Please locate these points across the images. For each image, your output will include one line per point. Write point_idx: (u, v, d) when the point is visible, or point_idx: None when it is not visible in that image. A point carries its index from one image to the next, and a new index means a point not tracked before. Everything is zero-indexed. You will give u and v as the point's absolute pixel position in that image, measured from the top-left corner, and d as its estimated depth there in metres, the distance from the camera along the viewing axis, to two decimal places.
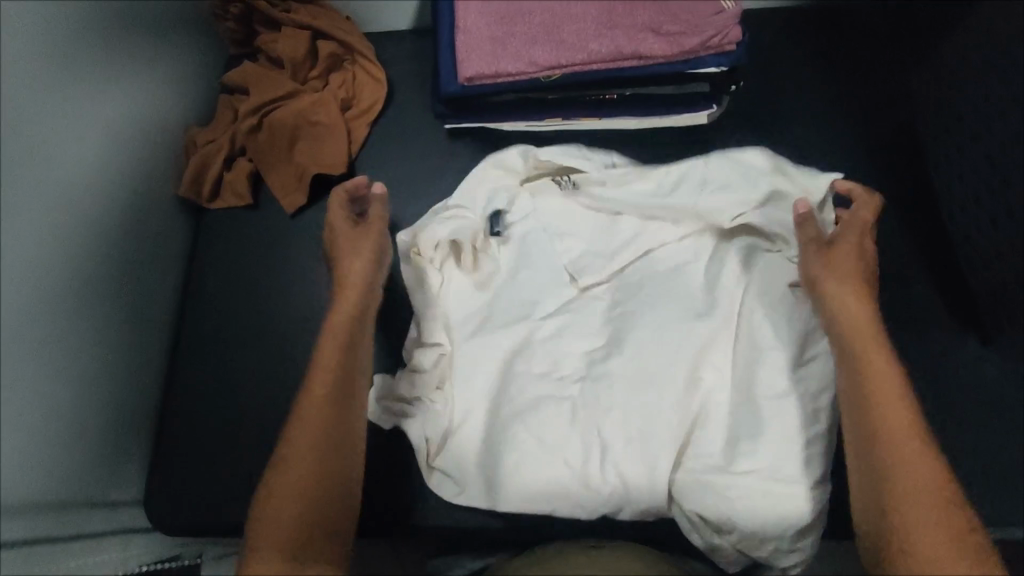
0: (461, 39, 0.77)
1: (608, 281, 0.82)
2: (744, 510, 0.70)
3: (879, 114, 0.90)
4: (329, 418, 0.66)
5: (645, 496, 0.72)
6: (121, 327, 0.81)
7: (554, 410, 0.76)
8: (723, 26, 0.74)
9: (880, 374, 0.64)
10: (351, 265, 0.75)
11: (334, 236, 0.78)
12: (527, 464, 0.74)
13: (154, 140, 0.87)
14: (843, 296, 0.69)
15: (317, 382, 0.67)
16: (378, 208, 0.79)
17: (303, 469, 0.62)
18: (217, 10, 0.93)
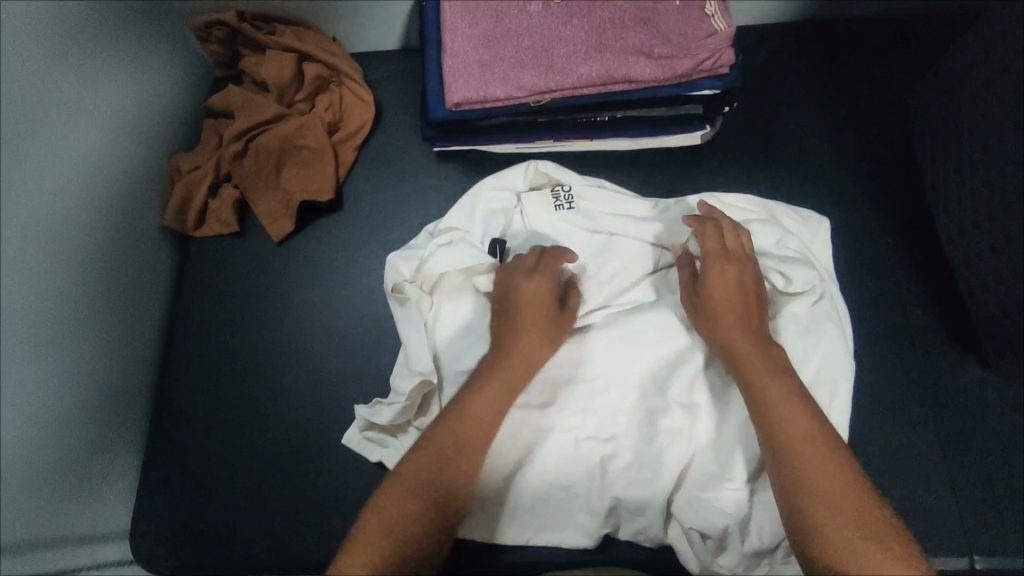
0: (448, 63, 0.75)
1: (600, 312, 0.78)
2: (743, 538, 0.71)
3: (874, 131, 0.90)
4: (460, 454, 0.64)
5: (645, 524, 0.73)
6: (106, 360, 0.79)
7: (550, 441, 0.75)
8: (715, 49, 0.72)
9: (769, 386, 0.64)
10: (539, 340, 0.71)
11: (527, 306, 0.73)
12: (526, 493, 0.75)
13: (138, 167, 0.85)
14: (721, 319, 0.69)
15: (463, 417, 0.65)
16: (575, 296, 0.77)
17: (422, 480, 0.61)
18: (200, 33, 0.91)
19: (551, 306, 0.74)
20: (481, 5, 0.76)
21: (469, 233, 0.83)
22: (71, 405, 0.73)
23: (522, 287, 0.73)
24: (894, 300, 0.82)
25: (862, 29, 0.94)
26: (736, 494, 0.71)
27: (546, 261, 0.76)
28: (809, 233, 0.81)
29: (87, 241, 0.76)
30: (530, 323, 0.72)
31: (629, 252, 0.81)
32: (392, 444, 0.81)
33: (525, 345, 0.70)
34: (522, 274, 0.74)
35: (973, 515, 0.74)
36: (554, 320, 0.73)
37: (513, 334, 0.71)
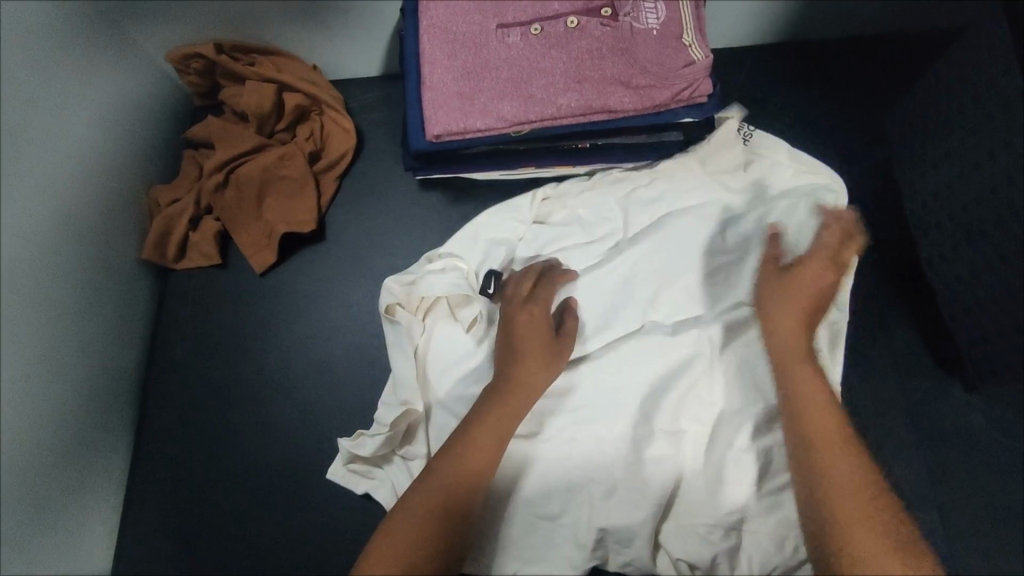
0: (428, 95, 0.75)
1: (603, 341, 0.77)
2: (732, 568, 0.72)
3: (850, 154, 0.91)
4: (460, 488, 0.63)
5: (633, 552, 0.72)
6: (84, 398, 0.78)
7: (541, 472, 0.74)
8: (693, 79, 0.72)
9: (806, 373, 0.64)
10: (535, 371, 0.70)
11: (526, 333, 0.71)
12: (513, 526, 0.74)
13: (116, 201, 0.84)
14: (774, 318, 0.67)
15: (474, 445, 0.65)
16: (572, 322, 0.74)
17: (431, 502, 0.61)
18: (177, 65, 0.90)
19: (548, 332, 0.72)
20: (459, 37, 0.76)
21: (469, 260, 0.82)
22: (52, 449, 0.72)
23: (517, 317, 0.73)
24: (876, 324, 0.84)
25: (838, 51, 0.95)
26: (724, 524, 0.72)
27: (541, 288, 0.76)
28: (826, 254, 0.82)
29: (65, 281, 0.75)
30: (524, 347, 0.71)
31: (612, 276, 0.80)
32: (379, 474, 0.80)
33: (522, 371, 0.69)
34: (517, 304, 0.74)
35: (954, 531, 0.77)
36: (551, 343, 0.72)
37: (508, 361, 0.70)
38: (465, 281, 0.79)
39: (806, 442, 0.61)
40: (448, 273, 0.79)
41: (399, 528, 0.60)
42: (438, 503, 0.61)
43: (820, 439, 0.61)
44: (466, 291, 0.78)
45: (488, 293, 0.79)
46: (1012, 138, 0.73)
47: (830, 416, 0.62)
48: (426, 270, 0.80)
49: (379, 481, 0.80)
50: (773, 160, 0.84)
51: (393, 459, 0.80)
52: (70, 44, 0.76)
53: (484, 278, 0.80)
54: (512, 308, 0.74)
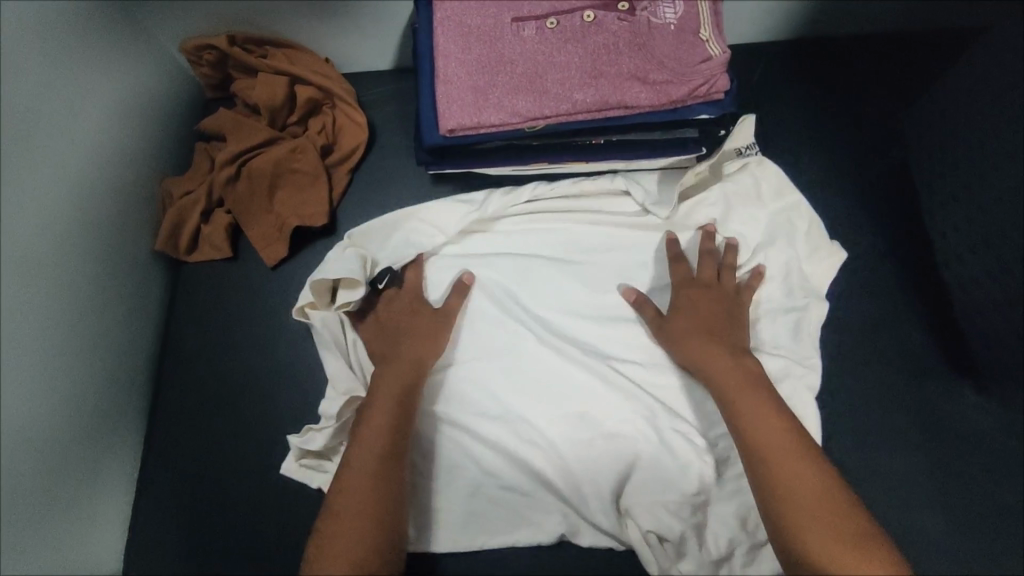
0: (442, 89, 0.74)
1: (556, 334, 0.82)
2: (700, 545, 0.74)
3: (867, 152, 0.90)
4: (379, 472, 0.68)
5: (592, 523, 0.75)
6: (97, 387, 0.78)
7: (501, 449, 0.78)
8: (711, 75, 0.71)
9: (748, 394, 0.70)
10: (415, 344, 0.78)
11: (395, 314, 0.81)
12: (477, 498, 0.77)
13: (129, 192, 0.84)
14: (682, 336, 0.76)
15: (371, 426, 0.71)
16: (458, 299, 0.81)
17: (359, 492, 0.67)
18: (190, 56, 0.90)
19: (427, 308, 0.81)
20: (474, 31, 0.75)
21: (371, 250, 0.84)
22: (63, 442, 0.73)
23: (394, 308, 0.81)
24: (891, 327, 0.83)
25: (857, 47, 0.94)
26: (689, 502, 0.75)
27: (411, 272, 0.83)
28: (812, 245, 0.84)
29: (75, 275, 0.75)
30: (409, 329, 0.79)
31: (549, 267, 0.85)
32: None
33: (411, 347, 0.77)
34: (389, 299, 0.82)
35: (967, 536, 0.76)
36: (434, 321, 0.80)
37: (400, 342, 0.78)
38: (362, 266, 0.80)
39: (763, 457, 0.66)
40: (346, 257, 0.80)
41: (340, 519, 0.65)
42: (366, 489, 0.67)
43: (778, 453, 0.65)
44: (356, 276, 0.78)
45: (379, 288, 0.83)
46: None
47: (776, 433, 0.67)
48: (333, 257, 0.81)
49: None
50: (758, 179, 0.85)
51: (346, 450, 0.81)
52: (83, 35, 0.76)
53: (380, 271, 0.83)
54: (386, 307, 0.81)
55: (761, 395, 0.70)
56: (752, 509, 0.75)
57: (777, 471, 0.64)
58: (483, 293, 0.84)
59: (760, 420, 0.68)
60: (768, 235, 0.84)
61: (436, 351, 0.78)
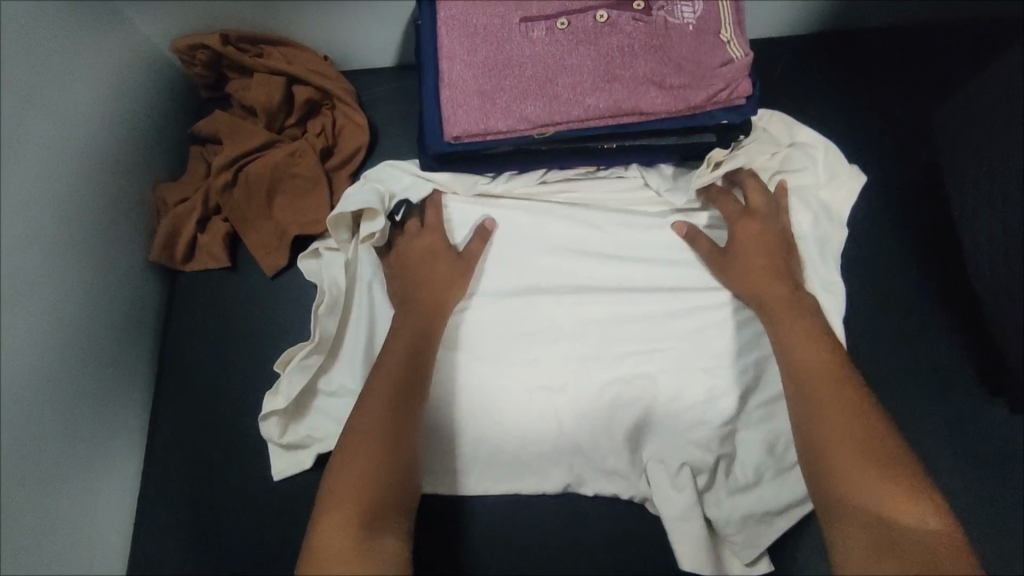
0: (447, 93, 0.70)
1: (576, 282, 0.79)
2: (727, 474, 0.74)
3: (894, 150, 0.86)
4: (396, 408, 0.66)
5: (607, 468, 0.75)
6: (94, 398, 0.76)
7: (525, 396, 0.75)
8: (731, 79, 0.67)
9: (796, 329, 0.70)
10: (437, 287, 0.75)
11: (412, 248, 0.77)
12: (482, 451, 0.75)
13: (122, 198, 0.80)
14: (745, 275, 0.74)
15: (388, 363, 0.69)
16: (479, 244, 0.78)
17: (375, 425, 0.64)
18: (182, 56, 0.86)
19: (448, 250, 0.77)
20: (480, 31, 0.71)
21: (389, 185, 0.80)
22: (55, 462, 0.70)
23: (416, 246, 0.77)
24: (920, 338, 0.79)
25: (882, 42, 0.89)
26: (719, 434, 0.73)
27: (431, 215, 0.79)
28: (829, 166, 0.81)
29: (64, 287, 0.71)
30: (428, 269, 0.76)
31: (573, 221, 0.81)
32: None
33: (435, 289, 0.75)
34: (411, 235, 0.78)
35: (1000, 559, 0.72)
36: (453, 267, 0.76)
37: (419, 282, 0.75)
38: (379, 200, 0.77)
39: (802, 386, 0.66)
40: (365, 191, 0.78)
41: (348, 458, 0.62)
42: (381, 423, 0.64)
43: (818, 376, 0.66)
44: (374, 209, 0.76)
45: (397, 221, 0.80)
46: None
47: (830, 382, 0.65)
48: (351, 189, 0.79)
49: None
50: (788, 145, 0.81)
51: (320, 416, 0.79)
52: (71, 36, 0.73)
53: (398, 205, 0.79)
54: (407, 241, 0.78)
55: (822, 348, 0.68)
56: (780, 435, 0.74)
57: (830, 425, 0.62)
58: (504, 240, 0.80)
59: (822, 379, 0.66)
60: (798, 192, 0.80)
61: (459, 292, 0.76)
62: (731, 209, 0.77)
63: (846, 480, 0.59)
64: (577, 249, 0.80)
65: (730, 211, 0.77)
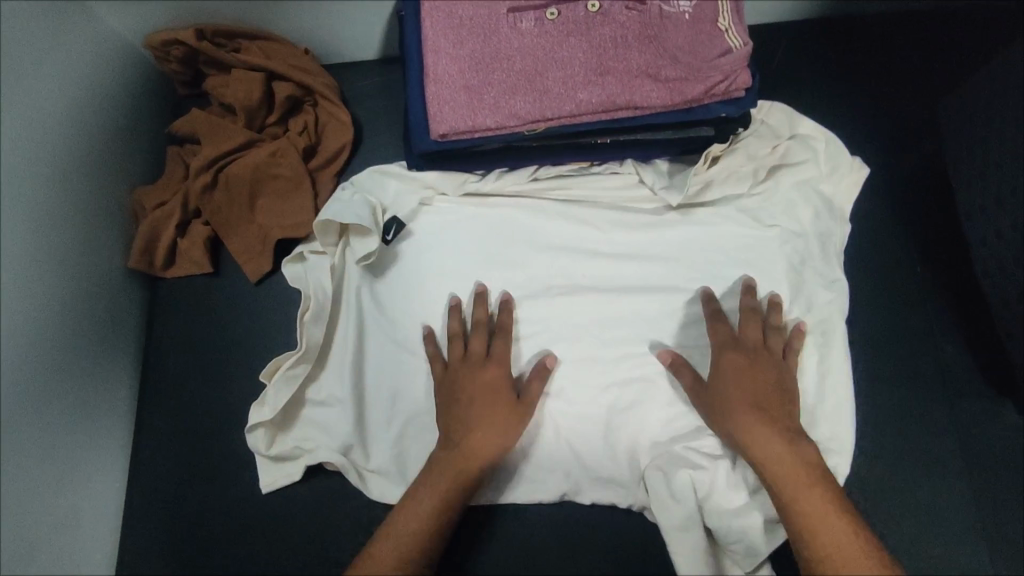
0: (432, 89, 0.67)
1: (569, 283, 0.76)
2: (728, 482, 0.70)
3: (897, 141, 0.83)
4: (431, 523, 0.65)
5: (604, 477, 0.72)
6: (73, 413, 0.73)
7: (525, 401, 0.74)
8: (730, 70, 0.64)
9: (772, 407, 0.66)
10: (491, 428, 0.68)
11: (456, 378, 0.71)
12: None
13: (97, 203, 0.77)
14: (727, 378, 0.68)
15: (437, 480, 0.67)
16: (537, 385, 0.71)
17: (408, 540, 0.64)
18: (156, 52, 0.82)
19: (509, 391, 0.70)
20: (465, 22, 0.68)
21: (380, 196, 0.77)
22: (31, 481, 0.67)
23: (475, 378, 0.70)
24: (924, 339, 0.76)
25: (885, 27, 0.86)
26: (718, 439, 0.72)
27: (497, 345, 0.72)
28: (829, 159, 0.78)
29: (40, 300, 0.68)
30: (484, 416, 0.68)
31: (566, 219, 0.78)
32: (393, 472, 0.75)
33: (486, 428, 0.68)
34: (473, 367, 0.71)
35: (1007, 574, 0.69)
36: (510, 414, 0.69)
37: (468, 424, 0.68)
38: (370, 215, 0.75)
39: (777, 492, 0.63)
40: (355, 204, 0.75)
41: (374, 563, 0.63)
42: (413, 541, 0.65)
43: (785, 473, 0.63)
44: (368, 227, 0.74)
45: (388, 240, 0.76)
46: None
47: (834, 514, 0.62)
48: (337, 199, 0.76)
49: (385, 476, 0.75)
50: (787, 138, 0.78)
51: (307, 422, 0.77)
52: (39, 36, 0.69)
53: (387, 224, 0.76)
54: (466, 370, 0.71)
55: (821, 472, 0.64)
56: None
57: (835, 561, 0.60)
58: (493, 241, 0.78)
59: (820, 516, 0.61)
60: (800, 187, 0.77)
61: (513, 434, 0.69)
62: (720, 339, 0.70)
63: None
64: (570, 247, 0.77)
65: (720, 337, 0.70)
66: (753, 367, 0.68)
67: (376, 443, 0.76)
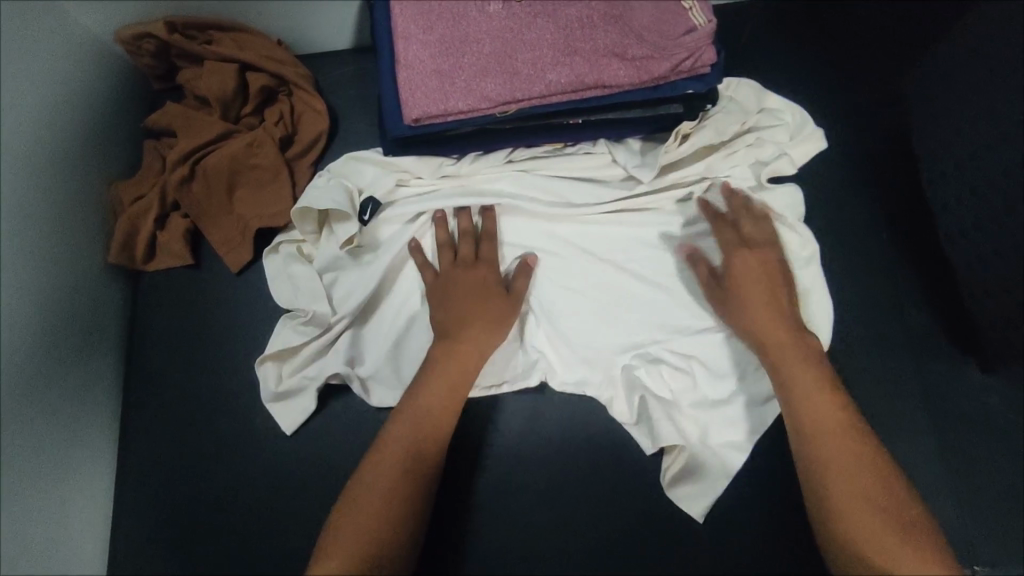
0: (403, 74, 0.68)
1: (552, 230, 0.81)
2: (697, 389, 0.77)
3: (863, 113, 0.85)
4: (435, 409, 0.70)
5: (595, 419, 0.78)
6: (57, 404, 0.74)
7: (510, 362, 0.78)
8: (695, 47, 0.66)
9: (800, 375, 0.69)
10: (487, 319, 0.74)
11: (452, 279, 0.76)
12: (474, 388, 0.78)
13: (75, 199, 0.77)
14: (735, 263, 0.74)
15: (438, 371, 0.71)
16: (523, 282, 0.77)
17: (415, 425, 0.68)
18: (127, 46, 0.83)
19: (499, 287, 0.76)
20: (434, 7, 0.68)
21: (356, 181, 0.80)
22: (18, 475, 0.68)
23: (466, 278, 0.76)
24: (891, 304, 0.78)
25: (845, 5, 0.88)
26: (682, 341, 0.77)
27: (486, 249, 0.78)
28: (796, 127, 0.80)
29: (21, 294, 0.68)
30: (470, 310, 0.74)
31: (544, 195, 0.79)
32: (391, 379, 0.79)
33: (483, 321, 0.74)
34: (465, 268, 0.76)
35: (976, 530, 0.71)
36: (498, 306, 0.75)
37: (463, 318, 0.74)
38: (346, 198, 0.77)
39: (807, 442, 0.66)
40: (332, 188, 0.77)
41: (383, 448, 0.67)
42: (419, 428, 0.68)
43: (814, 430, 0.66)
44: (346, 209, 0.77)
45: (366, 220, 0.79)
46: None
47: (834, 423, 0.66)
48: (313, 186, 0.78)
49: (385, 383, 0.79)
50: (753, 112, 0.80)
51: (306, 353, 0.79)
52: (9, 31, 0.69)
53: (364, 206, 0.79)
54: (458, 271, 0.76)
55: (817, 380, 0.69)
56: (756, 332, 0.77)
57: (836, 483, 0.63)
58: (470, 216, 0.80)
59: (840, 466, 0.64)
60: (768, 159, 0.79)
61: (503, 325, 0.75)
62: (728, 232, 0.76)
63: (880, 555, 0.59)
64: (547, 215, 0.80)
65: (728, 237, 0.76)
66: (764, 265, 0.74)
67: (376, 354, 0.80)
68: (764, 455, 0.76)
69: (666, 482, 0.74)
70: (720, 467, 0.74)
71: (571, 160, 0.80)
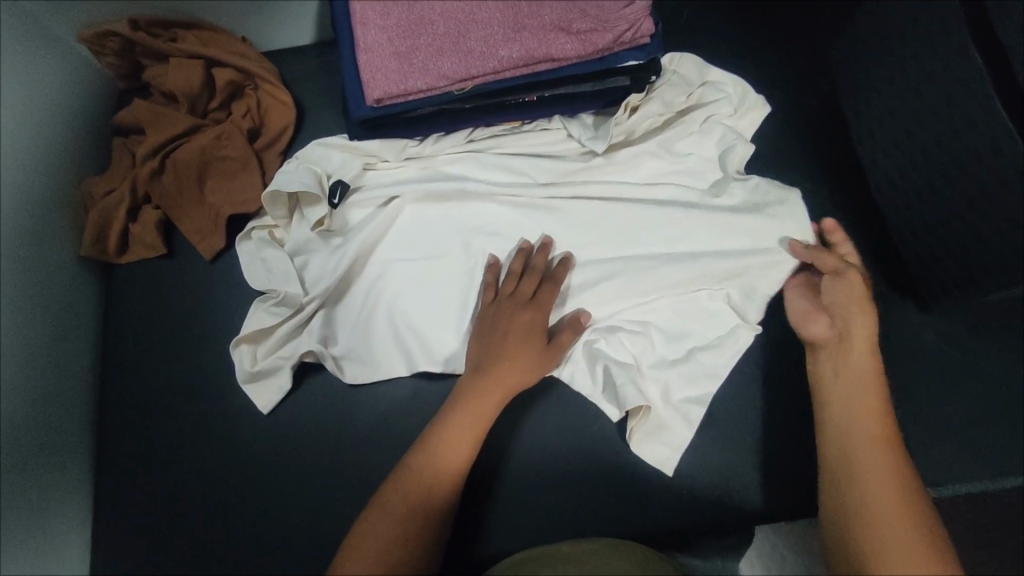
0: (363, 57, 0.71)
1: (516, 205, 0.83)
2: (660, 346, 0.80)
3: (797, 83, 0.92)
4: (465, 444, 0.71)
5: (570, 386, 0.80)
6: (32, 388, 0.75)
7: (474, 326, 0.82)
8: (634, 19, 0.71)
9: (854, 363, 0.71)
10: (527, 362, 0.75)
11: (498, 308, 0.78)
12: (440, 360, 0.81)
13: (44, 193, 0.79)
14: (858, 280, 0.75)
15: (474, 404, 0.73)
16: (570, 335, 0.78)
17: (440, 457, 0.70)
18: (91, 45, 0.85)
19: (543, 335, 0.77)
20: None
21: (323, 166, 0.83)
22: None
23: (516, 316, 0.77)
24: None
25: None
26: (646, 305, 0.81)
27: (543, 292, 0.78)
28: (737, 98, 0.86)
29: None
30: (519, 350, 0.76)
31: (505, 170, 0.84)
32: (364, 356, 0.82)
33: (521, 357, 0.75)
34: (517, 305, 0.78)
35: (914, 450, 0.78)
36: (540, 355, 0.76)
37: (503, 352, 0.75)
38: (314, 181, 0.80)
39: (849, 410, 0.70)
40: (300, 173, 0.80)
41: (406, 477, 0.70)
42: (445, 464, 0.70)
43: (862, 408, 0.69)
44: (316, 191, 0.80)
45: (335, 203, 0.81)
46: (949, 58, 0.72)
47: (871, 382, 0.70)
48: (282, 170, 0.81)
49: (356, 359, 0.82)
50: (696, 85, 0.86)
51: (280, 335, 0.81)
52: None
53: (333, 188, 0.81)
54: (510, 305, 0.78)
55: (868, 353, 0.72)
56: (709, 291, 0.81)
57: (853, 449, 0.67)
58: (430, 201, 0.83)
59: (869, 436, 0.67)
60: (710, 126, 0.85)
61: (542, 363, 0.76)
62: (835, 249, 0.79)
63: (876, 515, 0.63)
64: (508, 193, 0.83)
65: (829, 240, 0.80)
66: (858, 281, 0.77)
67: (349, 336, 0.83)
68: (728, 404, 0.80)
69: (633, 442, 0.77)
70: (681, 422, 0.78)
71: (529, 135, 0.85)
